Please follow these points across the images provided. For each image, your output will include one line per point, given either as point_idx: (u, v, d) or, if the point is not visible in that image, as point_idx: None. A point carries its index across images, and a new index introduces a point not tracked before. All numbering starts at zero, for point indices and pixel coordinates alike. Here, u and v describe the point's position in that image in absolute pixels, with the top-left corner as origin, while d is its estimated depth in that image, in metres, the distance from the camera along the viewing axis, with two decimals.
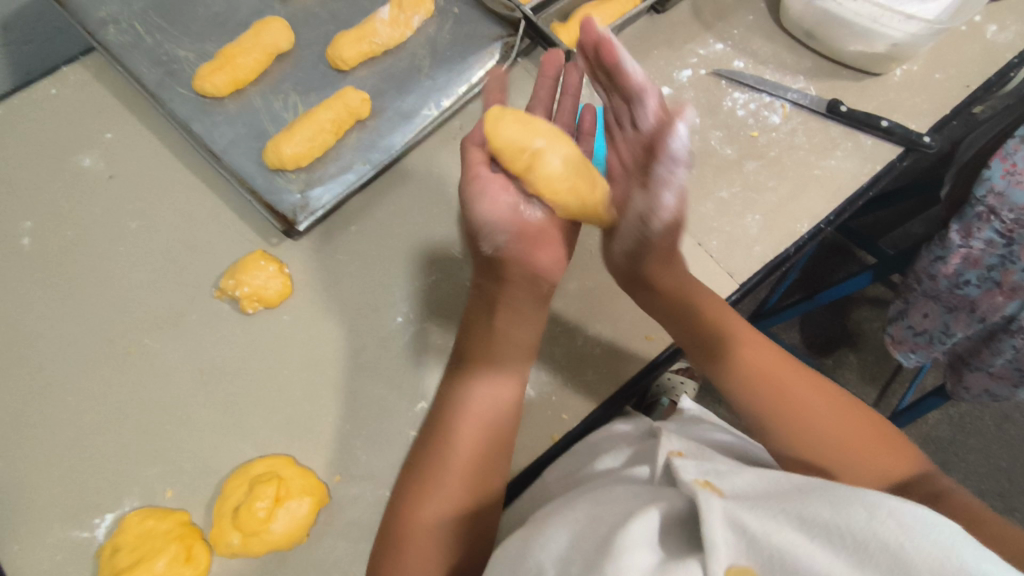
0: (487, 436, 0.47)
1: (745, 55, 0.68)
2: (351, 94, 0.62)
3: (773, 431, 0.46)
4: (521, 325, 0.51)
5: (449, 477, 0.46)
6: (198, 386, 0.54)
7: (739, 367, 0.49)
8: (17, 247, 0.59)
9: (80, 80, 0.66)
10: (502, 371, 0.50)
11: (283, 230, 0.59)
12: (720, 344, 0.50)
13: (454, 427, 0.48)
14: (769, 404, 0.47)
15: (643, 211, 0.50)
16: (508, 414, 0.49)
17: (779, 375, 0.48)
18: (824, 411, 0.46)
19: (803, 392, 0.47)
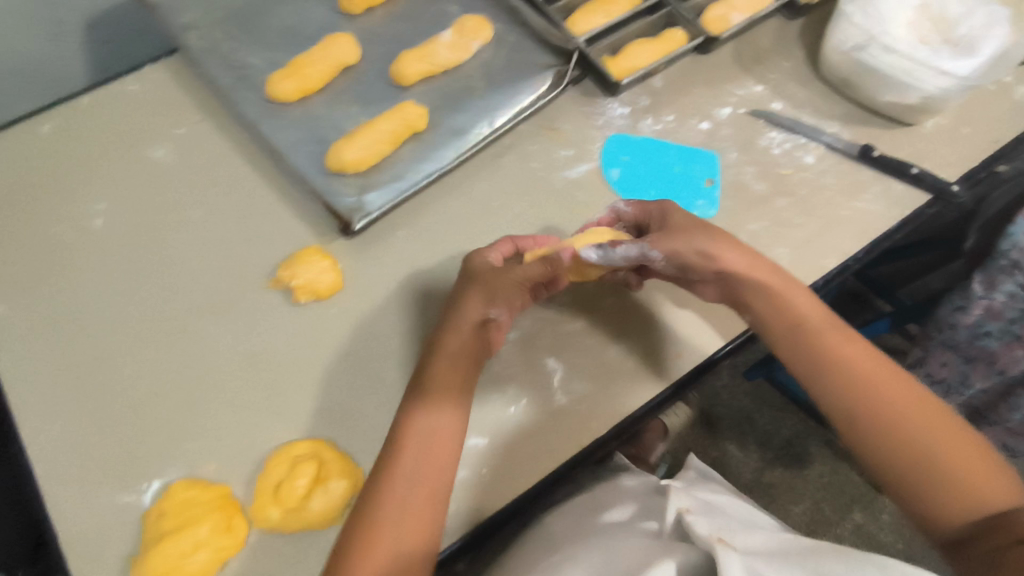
0: (400, 541, 0.44)
1: (782, 97, 0.72)
2: (411, 109, 0.66)
3: (866, 437, 0.48)
4: (442, 436, 0.48)
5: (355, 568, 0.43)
6: (246, 368, 0.57)
7: (823, 364, 0.51)
8: (89, 225, 0.64)
9: (159, 78, 0.71)
10: (421, 492, 0.46)
11: (339, 229, 0.63)
12: (801, 334, 0.52)
13: (370, 527, 0.44)
14: (862, 415, 0.48)
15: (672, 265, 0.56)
16: (423, 521, 0.45)
17: (874, 381, 0.49)
18: (919, 425, 0.47)
19: (893, 397, 0.48)
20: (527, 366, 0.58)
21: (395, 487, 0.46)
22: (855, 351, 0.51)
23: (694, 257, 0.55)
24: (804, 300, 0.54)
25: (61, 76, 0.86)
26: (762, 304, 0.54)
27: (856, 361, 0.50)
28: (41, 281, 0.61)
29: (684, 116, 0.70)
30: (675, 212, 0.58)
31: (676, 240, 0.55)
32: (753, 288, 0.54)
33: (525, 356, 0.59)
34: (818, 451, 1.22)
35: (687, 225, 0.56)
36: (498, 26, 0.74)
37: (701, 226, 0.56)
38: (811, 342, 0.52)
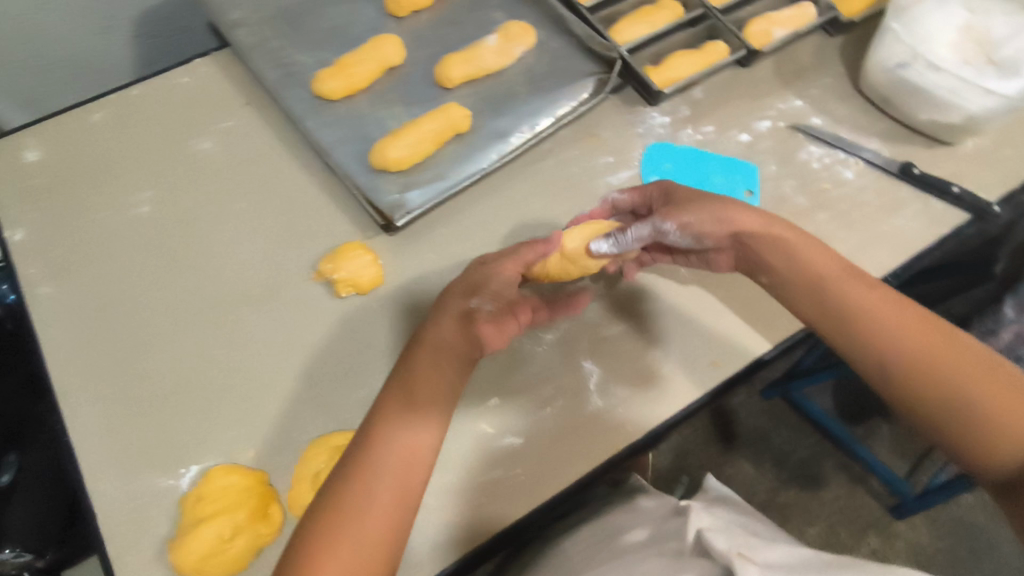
0: (356, 560, 0.40)
1: (822, 113, 0.72)
2: (455, 110, 0.67)
3: (902, 384, 0.48)
4: (403, 448, 0.44)
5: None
6: (286, 359, 0.58)
7: (846, 315, 0.51)
8: (136, 213, 0.65)
9: (208, 72, 0.72)
10: (382, 508, 0.42)
11: (381, 226, 0.63)
12: (820, 286, 0.53)
13: (320, 551, 0.40)
14: (919, 386, 0.48)
15: (691, 241, 0.57)
16: (380, 539, 0.41)
17: (900, 326, 0.49)
18: (955, 365, 0.47)
19: (923, 337, 0.49)
20: (564, 368, 0.58)
21: (346, 505, 0.41)
22: (875, 297, 0.51)
23: (709, 228, 0.55)
24: (815, 251, 0.54)
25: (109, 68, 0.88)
26: (776, 261, 0.54)
27: (878, 307, 0.50)
28: (87, 265, 0.62)
29: (724, 127, 0.71)
30: (680, 186, 0.58)
31: (690, 213, 0.55)
32: (780, 258, 0.54)
33: (562, 358, 0.59)
34: (834, 473, 1.21)
35: (695, 196, 0.57)
36: (541, 33, 0.75)
37: (711, 196, 0.57)
38: (830, 293, 0.52)
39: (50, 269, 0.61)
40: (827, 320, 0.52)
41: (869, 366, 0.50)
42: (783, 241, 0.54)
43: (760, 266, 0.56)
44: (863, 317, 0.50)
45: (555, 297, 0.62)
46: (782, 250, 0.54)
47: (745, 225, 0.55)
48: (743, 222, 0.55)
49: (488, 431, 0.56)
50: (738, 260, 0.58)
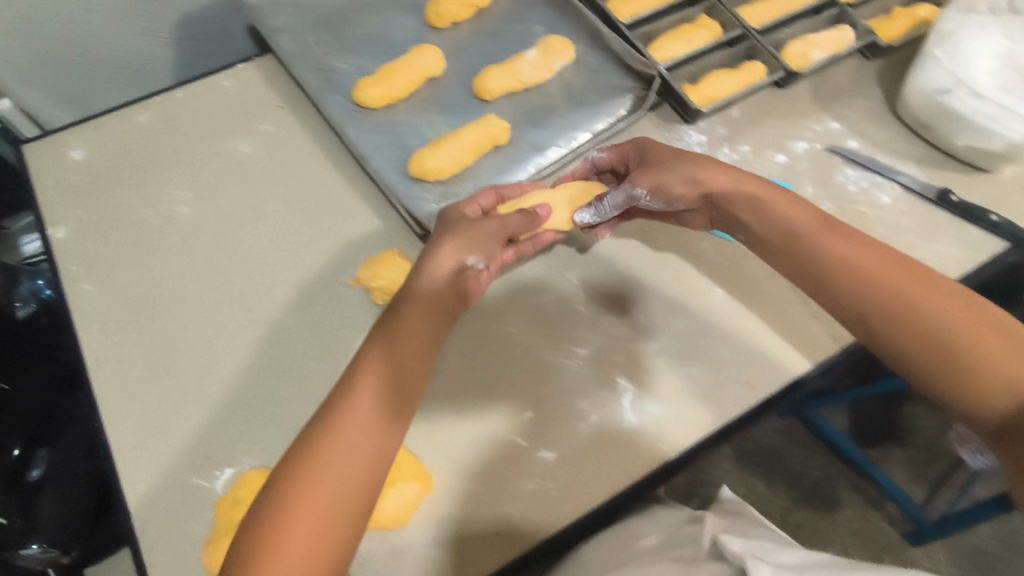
0: (322, 520, 0.40)
1: (859, 136, 0.72)
2: (495, 123, 0.68)
3: (885, 334, 0.48)
4: (376, 411, 0.43)
5: (264, 552, 0.38)
6: (322, 364, 0.58)
7: (825, 267, 0.51)
8: (177, 213, 0.65)
9: (250, 77, 0.73)
10: (352, 470, 0.41)
11: (418, 234, 0.65)
12: (799, 242, 0.53)
13: (288, 512, 0.39)
14: (895, 327, 0.47)
15: (663, 200, 0.60)
16: (347, 501, 0.41)
17: (881, 277, 0.49)
18: (939, 313, 0.46)
19: (906, 286, 0.48)
20: (598, 383, 0.58)
21: (324, 451, 0.41)
22: (856, 249, 0.51)
23: (680, 187, 0.58)
24: (795, 207, 0.55)
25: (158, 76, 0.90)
26: (756, 217, 0.56)
27: (857, 258, 0.50)
28: (128, 264, 0.63)
29: (761, 147, 0.71)
30: (657, 147, 0.61)
31: (663, 173, 0.58)
32: (757, 214, 0.56)
33: (596, 372, 0.59)
34: (848, 495, 1.19)
35: (667, 156, 0.60)
36: (580, 48, 0.75)
37: (684, 155, 0.59)
38: (809, 248, 0.53)
39: (92, 267, 0.62)
40: (803, 271, 0.53)
41: (852, 319, 0.50)
42: (759, 199, 0.56)
43: (738, 224, 0.58)
44: (837, 270, 0.51)
45: (589, 311, 0.62)
46: (759, 208, 0.56)
47: (721, 180, 0.57)
48: (718, 179, 0.57)
49: (521, 444, 0.55)
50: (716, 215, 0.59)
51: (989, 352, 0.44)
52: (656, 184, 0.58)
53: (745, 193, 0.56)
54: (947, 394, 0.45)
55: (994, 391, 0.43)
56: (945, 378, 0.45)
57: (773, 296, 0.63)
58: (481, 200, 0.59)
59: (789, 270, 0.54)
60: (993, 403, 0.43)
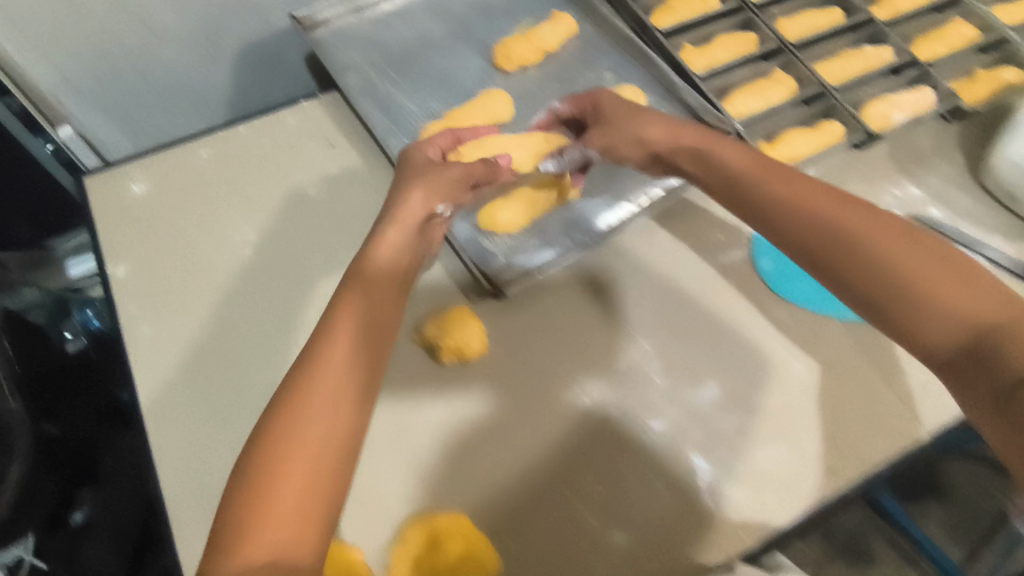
0: (312, 475, 0.39)
1: (940, 203, 0.69)
2: (566, 174, 0.67)
3: (833, 272, 0.45)
4: (349, 368, 0.43)
5: (264, 514, 0.37)
6: (385, 426, 0.57)
7: (772, 208, 0.49)
8: (240, 255, 0.64)
9: (316, 114, 0.72)
10: (330, 424, 0.41)
11: (490, 293, 0.62)
12: (746, 186, 0.51)
13: (277, 464, 0.38)
14: (844, 264, 0.45)
15: (615, 156, 0.62)
16: (329, 457, 0.40)
17: (823, 210, 0.46)
18: (888, 248, 0.43)
19: (851, 218, 0.45)
20: (673, 460, 0.55)
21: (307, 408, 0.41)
22: (795, 186, 0.49)
23: (624, 143, 0.60)
24: (735, 150, 0.54)
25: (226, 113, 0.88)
26: (699, 165, 0.55)
27: (796, 195, 0.48)
28: (186, 304, 0.61)
29: None
30: (612, 103, 0.62)
31: (610, 128, 0.61)
32: (701, 159, 0.55)
33: (671, 447, 0.56)
34: (884, 551, 1.15)
35: (614, 110, 0.61)
36: (651, 98, 0.74)
37: (638, 111, 0.60)
38: (753, 191, 0.50)
39: (150, 307, 0.61)
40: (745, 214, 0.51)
41: (799, 258, 0.48)
42: (702, 144, 0.55)
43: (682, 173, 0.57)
44: (782, 210, 0.48)
45: (663, 383, 0.59)
46: (701, 153, 0.55)
47: (658, 129, 0.58)
48: (658, 128, 0.58)
49: (589, 524, 0.53)
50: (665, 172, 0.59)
51: (925, 286, 0.42)
52: (607, 142, 0.61)
53: (694, 146, 0.56)
54: (897, 325, 0.43)
55: (941, 324, 0.41)
56: (896, 311, 0.42)
57: (858, 371, 0.60)
58: (439, 141, 0.62)
59: (733, 210, 0.53)
60: (940, 335, 0.41)
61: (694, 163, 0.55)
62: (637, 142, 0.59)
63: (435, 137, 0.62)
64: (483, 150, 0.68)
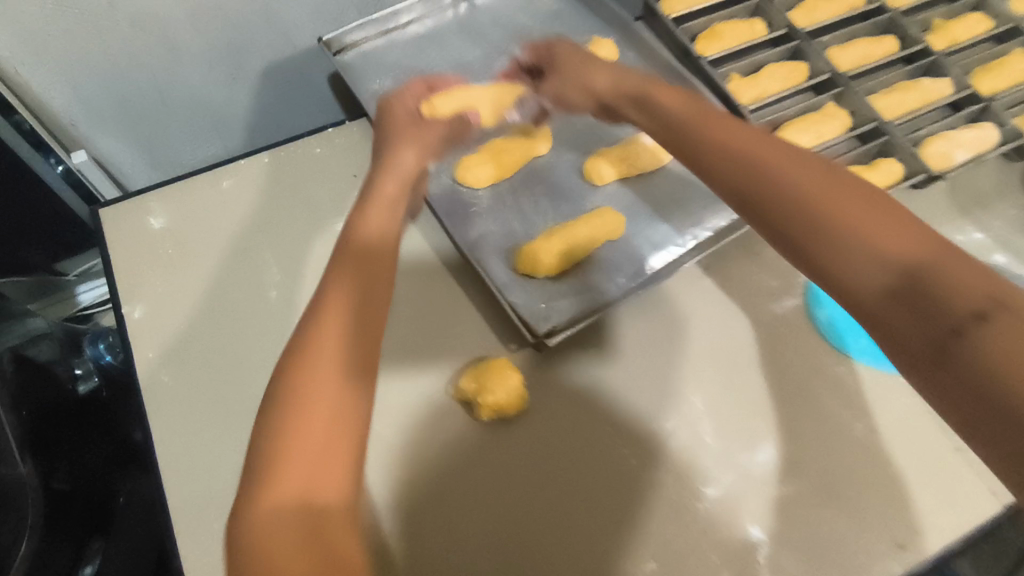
0: (329, 423, 0.35)
1: (1007, 249, 0.65)
2: (610, 216, 0.63)
3: (754, 211, 0.42)
4: (349, 317, 0.39)
5: (287, 468, 0.33)
6: (422, 488, 0.54)
7: (705, 150, 0.46)
8: (264, 297, 0.60)
9: (344, 144, 0.69)
10: (333, 367, 0.36)
11: (530, 342, 0.58)
12: (680, 131, 0.49)
13: (284, 428, 0.34)
14: (766, 204, 0.41)
15: (569, 104, 0.61)
16: (344, 401, 0.36)
17: (751, 151, 0.43)
18: (807, 184, 0.40)
19: (776, 156, 0.42)
20: (729, 532, 0.52)
21: (307, 372, 0.36)
22: (731, 130, 0.46)
23: (573, 88, 0.59)
24: (673, 96, 0.51)
25: (248, 133, 0.84)
26: (644, 114, 0.53)
27: (728, 138, 0.46)
28: (209, 351, 0.58)
29: None
30: (569, 53, 0.60)
31: (563, 74, 0.60)
32: (651, 104, 0.52)
33: (726, 518, 0.52)
34: None
35: (566, 57, 0.60)
36: None
37: (591, 56, 0.59)
38: (688, 136, 0.48)
39: (171, 354, 0.58)
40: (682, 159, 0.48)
41: (727, 199, 0.44)
42: (645, 89, 0.53)
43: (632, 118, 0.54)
44: (713, 152, 0.46)
45: (716, 446, 0.55)
46: (648, 100, 0.53)
47: (600, 73, 0.57)
48: (605, 71, 0.57)
49: None
50: (625, 108, 0.55)
51: (852, 220, 0.37)
52: (560, 91, 0.60)
53: (641, 93, 0.53)
54: (821, 263, 0.38)
55: (867, 260, 0.36)
56: (819, 246, 0.38)
57: (920, 434, 0.56)
58: (412, 88, 0.62)
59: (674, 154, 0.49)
60: (866, 273, 0.36)
61: (640, 110, 0.53)
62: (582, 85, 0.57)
63: (406, 86, 0.62)
64: (456, 101, 0.63)
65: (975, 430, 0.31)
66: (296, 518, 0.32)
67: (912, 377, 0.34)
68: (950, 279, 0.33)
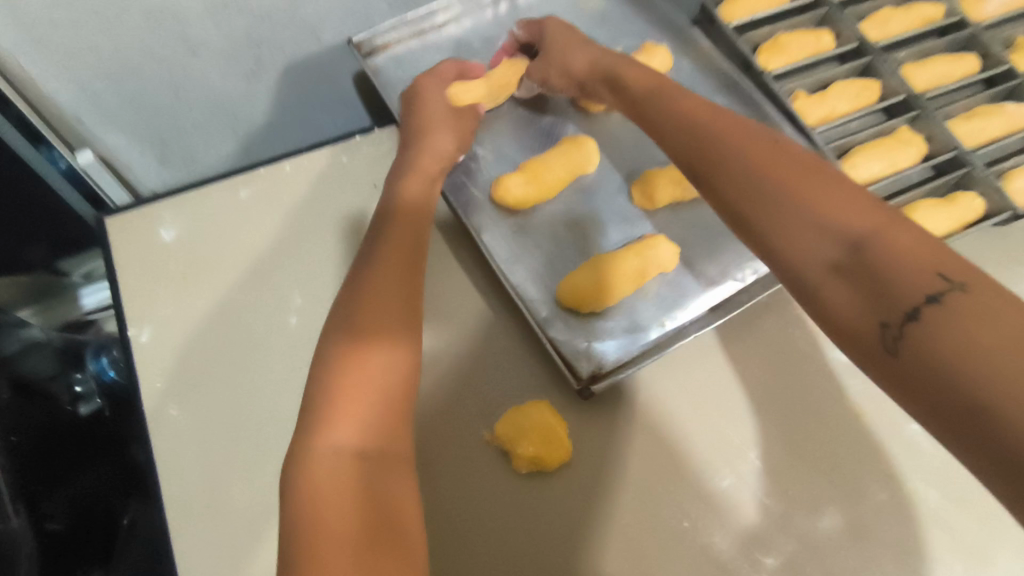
0: (372, 378, 0.41)
1: None
2: (665, 248, 0.58)
3: (712, 184, 0.43)
4: (401, 280, 0.47)
5: (334, 422, 0.39)
6: (459, 542, 0.50)
7: (674, 127, 0.48)
8: (283, 323, 0.56)
9: (372, 153, 0.64)
10: (392, 339, 0.43)
11: (574, 386, 0.54)
12: (655, 112, 0.50)
13: (338, 381, 0.40)
14: (722, 175, 0.42)
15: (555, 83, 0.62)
16: (389, 376, 0.41)
17: (714, 128, 0.45)
18: (763, 159, 0.40)
19: (734, 132, 0.43)
20: None
21: (356, 333, 0.43)
22: (698, 109, 0.47)
23: (558, 66, 0.61)
24: (654, 82, 0.53)
25: (267, 132, 0.79)
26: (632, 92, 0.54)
27: (694, 115, 0.47)
28: (221, 380, 0.54)
29: None
30: (555, 38, 0.62)
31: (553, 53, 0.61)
32: (637, 88, 0.54)
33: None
34: None
35: (558, 35, 0.62)
36: None
37: (579, 38, 0.61)
38: (659, 115, 0.50)
39: (179, 383, 0.53)
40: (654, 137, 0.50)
41: (687, 172, 0.45)
42: (638, 73, 0.55)
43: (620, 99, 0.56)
44: (678, 129, 0.47)
45: (772, 505, 0.52)
46: (636, 81, 0.54)
47: (589, 56, 0.59)
48: (594, 53, 0.59)
49: None
50: (604, 92, 0.58)
51: (800, 195, 0.38)
52: (544, 71, 0.62)
53: (629, 79, 0.55)
54: (768, 238, 0.38)
55: (813, 234, 0.36)
56: (765, 219, 0.38)
57: (983, 505, 0.53)
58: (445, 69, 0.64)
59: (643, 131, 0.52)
60: (811, 245, 0.36)
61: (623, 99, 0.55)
62: (572, 72, 0.60)
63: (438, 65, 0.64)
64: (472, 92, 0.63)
65: (919, 407, 0.31)
66: (336, 453, 0.37)
67: (854, 352, 0.35)
68: (890, 251, 0.34)
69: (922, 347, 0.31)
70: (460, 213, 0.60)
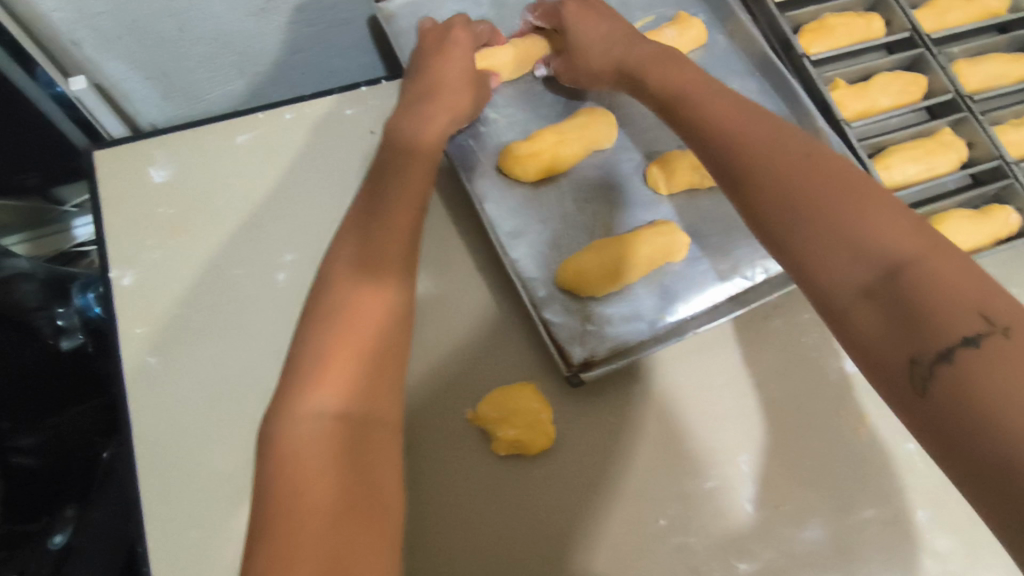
0: (364, 347, 0.40)
1: None
2: (677, 238, 0.55)
3: (741, 190, 0.39)
4: (393, 249, 0.44)
5: (320, 383, 0.38)
6: (434, 518, 0.50)
7: (703, 121, 0.44)
8: (271, 279, 0.54)
9: (377, 106, 0.60)
10: (376, 315, 0.41)
11: (563, 373, 0.52)
12: (684, 99, 0.47)
13: (325, 351, 0.39)
14: (753, 182, 0.39)
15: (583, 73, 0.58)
16: (376, 351, 0.40)
17: (748, 129, 0.41)
18: (800, 168, 0.37)
19: (770, 136, 0.40)
20: None
21: (342, 305, 0.41)
22: (731, 106, 0.44)
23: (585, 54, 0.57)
24: (684, 69, 0.50)
25: (274, 72, 0.75)
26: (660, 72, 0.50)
27: (726, 112, 0.43)
28: (202, 332, 0.52)
29: None
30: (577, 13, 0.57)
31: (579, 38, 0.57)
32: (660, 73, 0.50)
33: None
34: None
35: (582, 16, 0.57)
36: None
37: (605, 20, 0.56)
38: (688, 103, 0.46)
39: (159, 331, 0.52)
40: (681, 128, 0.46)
41: (716, 173, 0.42)
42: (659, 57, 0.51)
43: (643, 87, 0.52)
44: (708, 123, 0.44)
45: (755, 513, 0.51)
46: (664, 65, 0.50)
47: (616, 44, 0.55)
48: (625, 41, 0.54)
49: None
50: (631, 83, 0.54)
51: (839, 214, 0.35)
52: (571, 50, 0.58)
53: (656, 61, 0.51)
54: (800, 254, 0.35)
55: (848, 257, 0.33)
56: (798, 236, 0.35)
57: (971, 533, 0.51)
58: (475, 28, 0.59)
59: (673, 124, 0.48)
60: (846, 267, 0.33)
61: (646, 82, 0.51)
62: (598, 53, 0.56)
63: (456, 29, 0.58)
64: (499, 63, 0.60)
65: (942, 448, 0.29)
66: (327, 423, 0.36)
67: (881, 385, 0.32)
68: (935, 281, 0.31)
69: (956, 384, 0.28)
70: (464, 178, 0.58)
